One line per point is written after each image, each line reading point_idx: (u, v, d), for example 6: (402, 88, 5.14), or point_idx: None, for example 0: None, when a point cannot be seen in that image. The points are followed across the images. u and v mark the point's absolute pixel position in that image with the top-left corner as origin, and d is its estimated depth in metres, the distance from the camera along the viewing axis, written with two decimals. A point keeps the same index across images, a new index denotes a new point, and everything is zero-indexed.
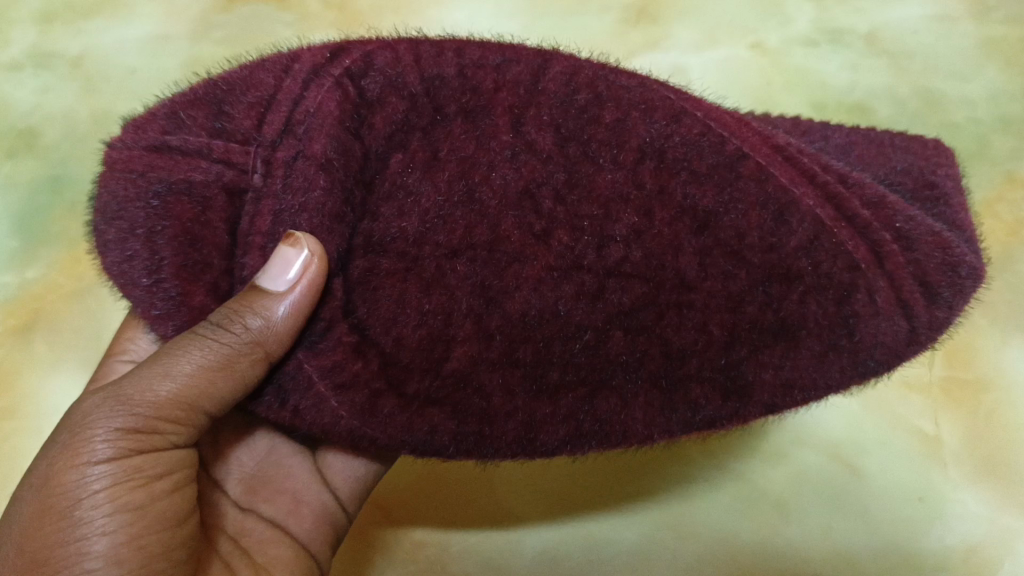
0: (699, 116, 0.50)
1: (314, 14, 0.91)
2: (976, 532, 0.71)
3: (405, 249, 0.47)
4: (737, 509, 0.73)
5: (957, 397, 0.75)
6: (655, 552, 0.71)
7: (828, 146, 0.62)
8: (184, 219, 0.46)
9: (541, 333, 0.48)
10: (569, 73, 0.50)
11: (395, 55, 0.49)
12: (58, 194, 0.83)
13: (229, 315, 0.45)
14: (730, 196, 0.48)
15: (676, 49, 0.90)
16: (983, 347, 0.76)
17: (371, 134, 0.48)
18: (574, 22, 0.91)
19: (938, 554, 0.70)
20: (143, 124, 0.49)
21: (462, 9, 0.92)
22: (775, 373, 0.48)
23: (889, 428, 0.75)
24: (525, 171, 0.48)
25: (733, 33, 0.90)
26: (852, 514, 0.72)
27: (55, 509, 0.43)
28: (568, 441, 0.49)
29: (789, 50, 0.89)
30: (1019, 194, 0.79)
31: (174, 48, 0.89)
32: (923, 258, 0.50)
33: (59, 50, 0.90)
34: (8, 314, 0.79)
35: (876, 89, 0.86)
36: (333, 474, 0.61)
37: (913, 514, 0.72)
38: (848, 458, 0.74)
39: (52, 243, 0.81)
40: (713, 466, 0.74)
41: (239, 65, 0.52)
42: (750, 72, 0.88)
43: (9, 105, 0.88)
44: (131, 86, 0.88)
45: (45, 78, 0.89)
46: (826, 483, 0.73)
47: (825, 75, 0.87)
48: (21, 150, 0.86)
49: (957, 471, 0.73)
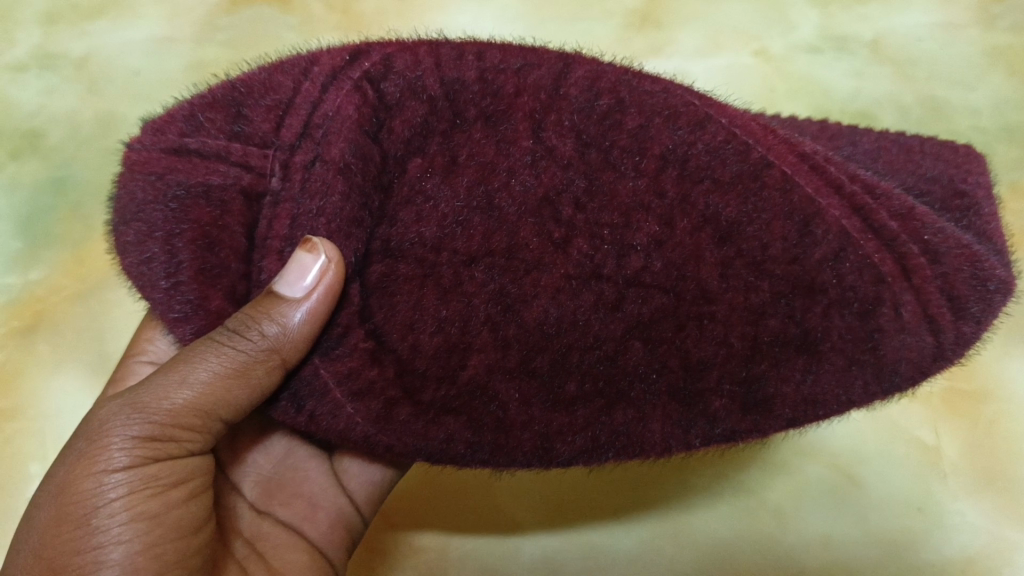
0: (723, 123, 0.49)
1: (316, 15, 0.90)
2: (974, 543, 0.70)
3: (422, 255, 0.47)
4: (736, 518, 0.72)
5: (958, 409, 0.74)
6: (653, 558, 0.71)
7: (857, 151, 0.61)
8: (202, 222, 0.46)
9: (559, 342, 0.47)
10: (591, 78, 0.49)
11: (415, 58, 0.49)
12: (62, 196, 0.84)
13: (246, 321, 0.44)
14: (753, 207, 0.47)
15: (680, 55, 0.88)
16: (986, 358, 0.75)
17: (390, 138, 0.47)
18: (578, 28, 0.90)
19: (938, 565, 0.70)
20: (162, 126, 0.49)
21: (463, 14, 0.91)
22: (796, 388, 0.47)
23: (888, 438, 0.74)
24: (545, 178, 0.47)
25: (737, 40, 0.88)
26: (851, 523, 0.71)
27: (71, 517, 0.43)
28: (583, 452, 0.49)
29: (793, 58, 0.88)
30: (1020, 204, 0.78)
31: (176, 50, 0.89)
32: (951, 271, 0.49)
33: (64, 52, 0.90)
34: (10, 316, 0.80)
35: (880, 97, 0.84)
36: (349, 478, 0.61)
37: (914, 524, 0.71)
38: (848, 468, 0.74)
39: (55, 245, 0.82)
40: (714, 473, 0.73)
41: (258, 67, 0.51)
42: (752, 80, 0.87)
43: (14, 106, 0.88)
44: (134, 89, 0.88)
45: (49, 79, 0.89)
46: (825, 492, 0.73)
47: (828, 83, 0.86)
48: (26, 151, 0.86)
49: (955, 482, 0.73)
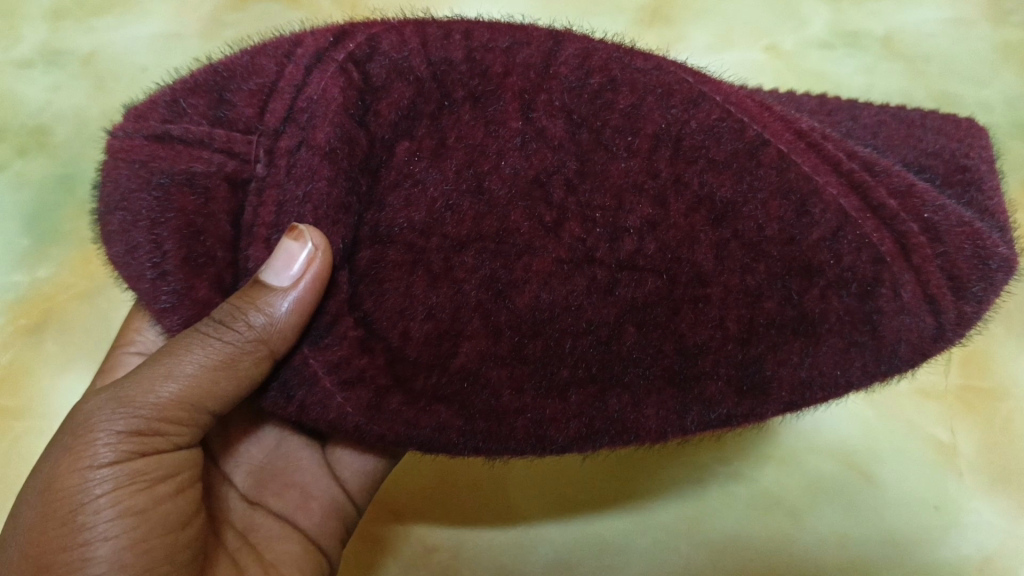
0: (717, 100, 0.48)
1: (325, 8, 0.89)
2: (990, 543, 0.70)
3: (411, 240, 0.46)
4: (751, 516, 0.72)
5: (973, 406, 0.74)
6: (668, 559, 0.71)
7: (856, 126, 0.60)
8: (186, 210, 0.45)
9: (552, 328, 0.46)
10: (581, 56, 0.48)
11: (401, 38, 0.47)
12: (70, 194, 0.83)
13: (232, 312, 0.44)
14: (749, 186, 0.46)
15: (691, 50, 0.86)
16: (999, 355, 0.75)
17: (377, 121, 0.46)
18: (591, 22, 0.88)
19: (955, 564, 0.69)
20: (144, 112, 0.48)
21: (470, 10, 0.88)
22: (794, 371, 0.46)
23: (902, 435, 0.74)
24: (536, 160, 0.46)
25: (748, 35, 0.87)
26: (867, 523, 0.71)
27: (58, 513, 0.43)
28: (578, 439, 0.48)
29: (804, 53, 0.86)
30: None
31: (185, 46, 0.88)
32: (952, 250, 0.48)
33: (70, 48, 0.88)
34: (20, 315, 0.79)
35: (892, 93, 0.83)
36: (341, 468, 0.61)
37: (929, 523, 0.71)
38: (863, 465, 0.73)
39: (64, 244, 0.81)
40: (727, 471, 0.73)
41: (241, 50, 0.50)
42: (764, 75, 0.85)
43: (18, 102, 0.87)
44: (142, 84, 0.87)
45: (55, 77, 0.87)
46: (840, 489, 0.72)
47: (839, 80, 0.84)
48: (32, 149, 0.85)
49: (971, 480, 0.72)
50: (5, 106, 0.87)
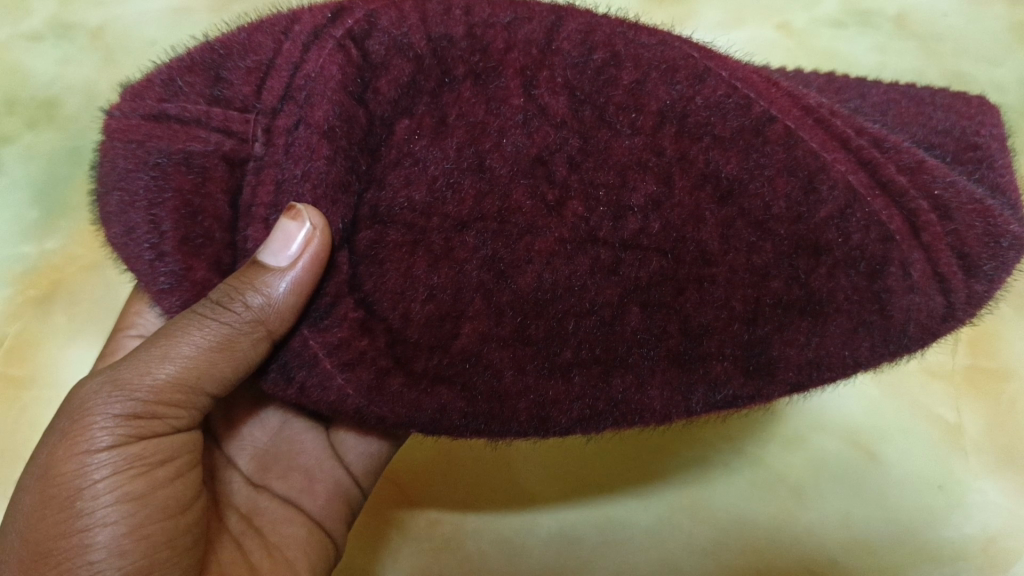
0: (723, 75, 0.47)
1: None
2: (994, 521, 0.69)
3: (412, 220, 0.45)
4: (754, 496, 0.71)
5: (981, 386, 0.73)
6: (669, 535, 0.71)
7: (864, 104, 0.58)
8: (184, 190, 0.44)
9: (554, 309, 0.46)
10: (584, 31, 0.47)
11: (400, 13, 0.46)
12: (79, 167, 0.82)
13: (229, 293, 0.43)
14: (756, 162, 0.45)
15: (699, 27, 0.85)
16: (1008, 337, 0.74)
17: (377, 99, 0.45)
18: None
19: (956, 543, 0.69)
20: (141, 91, 0.47)
21: None
22: (800, 351, 0.46)
23: (909, 415, 0.73)
24: (537, 137, 0.45)
25: (759, 13, 0.85)
26: (870, 501, 0.70)
27: (56, 499, 0.43)
28: (581, 421, 0.47)
29: (815, 32, 0.84)
30: None
31: (190, 22, 0.87)
32: (963, 228, 0.47)
33: (77, 24, 0.88)
34: (29, 285, 0.80)
35: (904, 72, 0.81)
36: (345, 450, 0.62)
37: (932, 501, 0.70)
38: (868, 444, 0.72)
39: (73, 218, 0.81)
40: (730, 451, 0.73)
41: (237, 27, 0.49)
42: (774, 54, 0.84)
43: (27, 75, 0.86)
44: (149, 59, 0.86)
45: (63, 51, 0.86)
46: (844, 468, 0.72)
47: (850, 59, 0.83)
48: (42, 121, 0.84)
49: (976, 461, 0.72)
50: (13, 81, 0.86)
